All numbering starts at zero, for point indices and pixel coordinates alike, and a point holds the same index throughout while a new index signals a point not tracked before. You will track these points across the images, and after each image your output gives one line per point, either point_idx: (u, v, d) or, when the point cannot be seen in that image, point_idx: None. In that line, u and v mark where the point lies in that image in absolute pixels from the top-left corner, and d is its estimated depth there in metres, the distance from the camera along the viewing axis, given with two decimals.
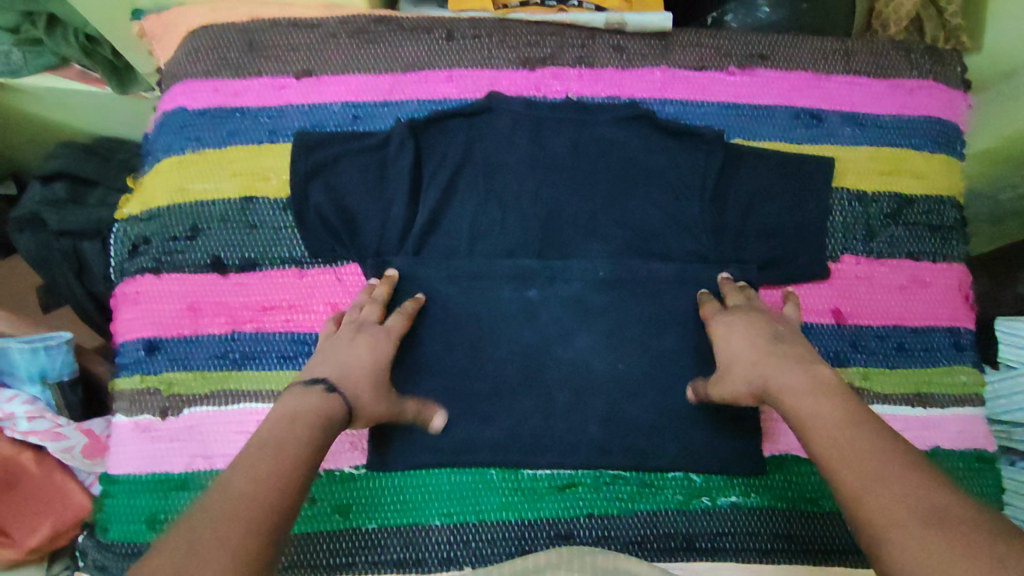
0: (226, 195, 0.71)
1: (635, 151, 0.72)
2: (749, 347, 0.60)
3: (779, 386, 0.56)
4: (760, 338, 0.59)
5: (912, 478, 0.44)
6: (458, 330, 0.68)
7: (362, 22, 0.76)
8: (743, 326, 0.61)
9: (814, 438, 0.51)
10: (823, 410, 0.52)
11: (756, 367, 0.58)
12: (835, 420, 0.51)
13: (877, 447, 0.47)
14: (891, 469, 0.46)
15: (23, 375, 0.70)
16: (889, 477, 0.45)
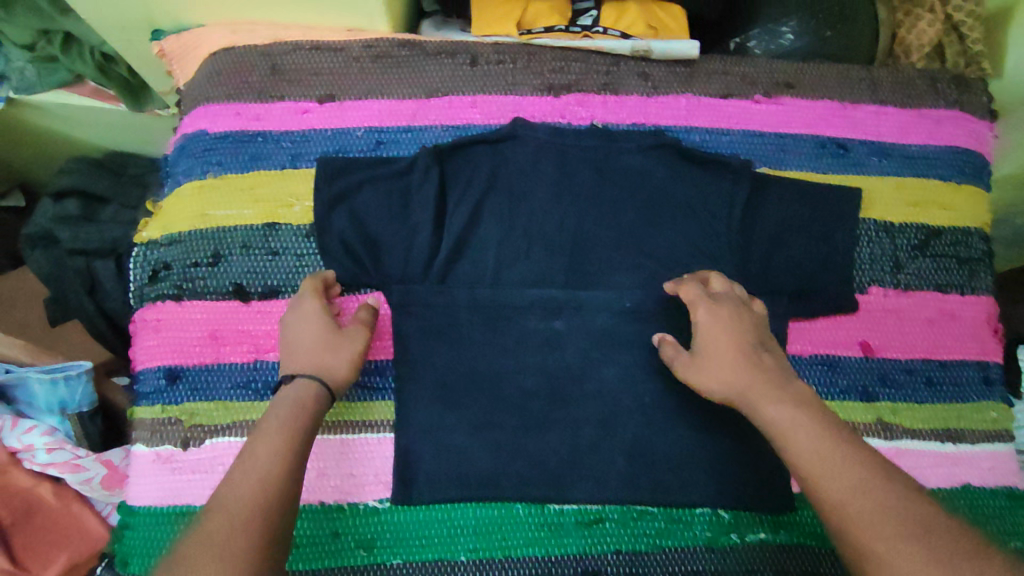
0: (248, 221, 0.70)
1: (660, 180, 0.72)
2: (710, 354, 0.60)
3: (761, 399, 0.57)
4: (727, 343, 0.60)
5: (857, 479, 0.50)
6: (483, 361, 0.67)
7: (385, 46, 0.75)
8: (726, 320, 0.61)
9: (794, 447, 0.53)
10: (802, 422, 0.54)
11: (722, 379, 0.59)
12: (813, 434, 0.53)
13: (835, 453, 0.52)
14: (841, 473, 0.50)
15: (43, 406, 0.75)
16: (846, 483, 0.50)
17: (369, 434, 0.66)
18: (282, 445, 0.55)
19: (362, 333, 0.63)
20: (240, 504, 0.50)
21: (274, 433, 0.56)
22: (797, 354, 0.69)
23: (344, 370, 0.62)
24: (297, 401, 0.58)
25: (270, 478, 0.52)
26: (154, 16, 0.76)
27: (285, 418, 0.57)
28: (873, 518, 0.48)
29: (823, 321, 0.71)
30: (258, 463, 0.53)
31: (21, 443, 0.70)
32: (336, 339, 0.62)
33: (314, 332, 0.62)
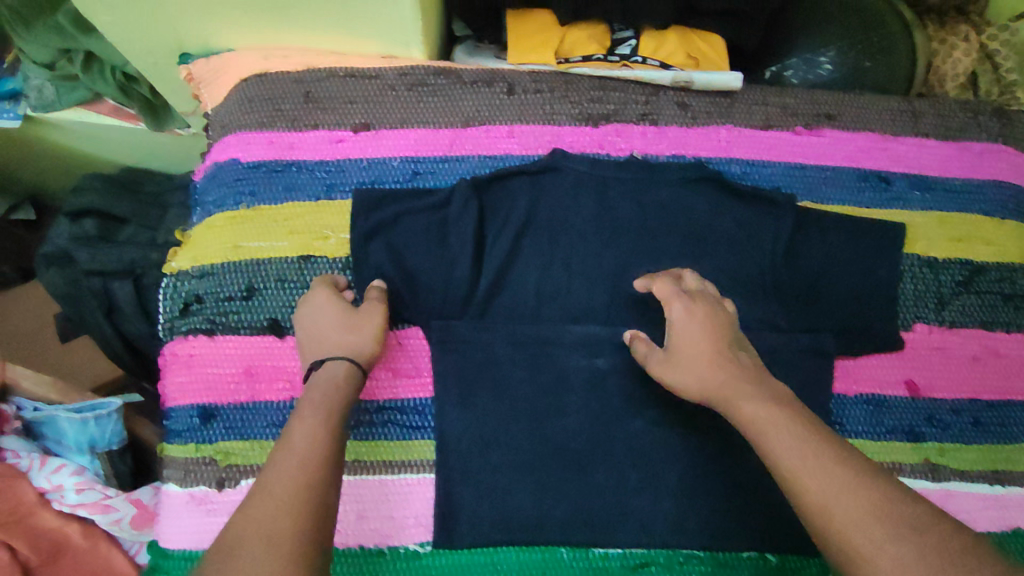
0: (283, 253, 0.68)
1: (701, 213, 0.71)
2: (682, 351, 0.60)
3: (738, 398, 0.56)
4: (700, 338, 0.59)
5: (842, 477, 0.49)
6: (525, 399, 0.66)
7: (421, 73, 0.73)
8: (699, 319, 0.60)
9: (775, 446, 0.52)
10: (784, 421, 0.53)
11: (694, 376, 0.59)
12: (798, 431, 0.52)
13: (817, 447, 0.51)
14: (822, 464, 0.50)
15: (72, 444, 0.72)
16: (822, 476, 0.49)
17: (408, 474, 0.65)
18: (320, 424, 0.54)
19: (378, 310, 0.63)
20: (286, 478, 0.51)
21: (310, 412, 0.55)
22: (843, 393, 0.70)
23: (367, 347, 0.61)
24: (332, 383, 0.58)
25: (310, 459, 0.52)
26: (182, 39, 0.74)
27: (319, 399, 0.56)
28: (849, 514, 0.47)
29: (869, 359, 0.70)
30: (294, 444, 0.53)
31: (49, 483, 0.68)
32: (354, 320, 0.62)
33: (331, 316, 0.62)
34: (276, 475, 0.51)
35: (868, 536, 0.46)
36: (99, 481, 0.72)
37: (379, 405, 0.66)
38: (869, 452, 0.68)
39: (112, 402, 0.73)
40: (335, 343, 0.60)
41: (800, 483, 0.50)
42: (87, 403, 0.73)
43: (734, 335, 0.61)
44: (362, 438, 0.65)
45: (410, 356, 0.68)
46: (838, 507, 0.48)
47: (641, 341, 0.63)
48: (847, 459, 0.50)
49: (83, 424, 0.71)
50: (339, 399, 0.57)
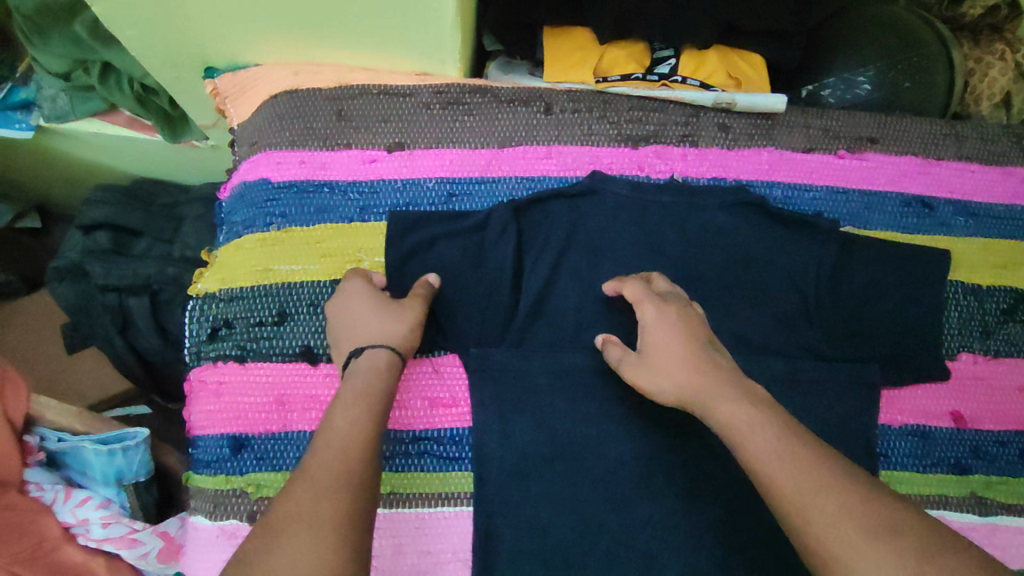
0: (315, 277, 0.66)
1: (743, 240, 0.69)
2: (655, 354, 0.58)
3: (710, 400, 0.54)
4: (673, 341, 0.58)
5: (812, 478, 0.48)
6: (566, 431, 0.64)
7: (456, 91, 0.72)
8: (669, 321, 0.59)
9: (751, 449, 0.51)
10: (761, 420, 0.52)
11: (666, 379, 0.57)
12: (774, 430, 0.51)
13: (790, 449, 0.49)
14: (792, 467, 0.48)
15: (98, 477, 0.69)
16: (784, 479, 0.48)
17: (446, 507, 0.64)
18: (364, 414, 0.53)
19: (419, 301, 0.61)
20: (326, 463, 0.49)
21: (354, 400, 0.53)
22: (888, 423, 0.69)
23: (410, 337, 0.59)
24: (376, 371, 0.56)
25: (355, 449, 0.50)
26: (208, 54, 0.72)
27: (361, 389, 0.54)
28: (813, 517, 0.46)
29: (917, 388, 0.69)
30: (335, 434, 0.51)
31: (74, 517, 0.65)
32: (396, 308, 0.60)
33: (374, 302, 0.60)
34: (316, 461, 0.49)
35: (842, 539, 0.45)
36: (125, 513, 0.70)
37: (415, 435, 0.65)
38: (913, 485, 0.67)
39: (139, 432, 0.70)
40: (378, 329, 0.58)
41: (773, 485, 0.48)
42: (114, 433, 0.70)
43: (708, 336, 0.59)
44: (398, 470, 0.64)
45: (446, 385, 0.66)
46: (814, 508, 0.46)
47: (612, 345, 0.61)
48: (821, 461, 0.49)
49: (110, 456, 0.69)
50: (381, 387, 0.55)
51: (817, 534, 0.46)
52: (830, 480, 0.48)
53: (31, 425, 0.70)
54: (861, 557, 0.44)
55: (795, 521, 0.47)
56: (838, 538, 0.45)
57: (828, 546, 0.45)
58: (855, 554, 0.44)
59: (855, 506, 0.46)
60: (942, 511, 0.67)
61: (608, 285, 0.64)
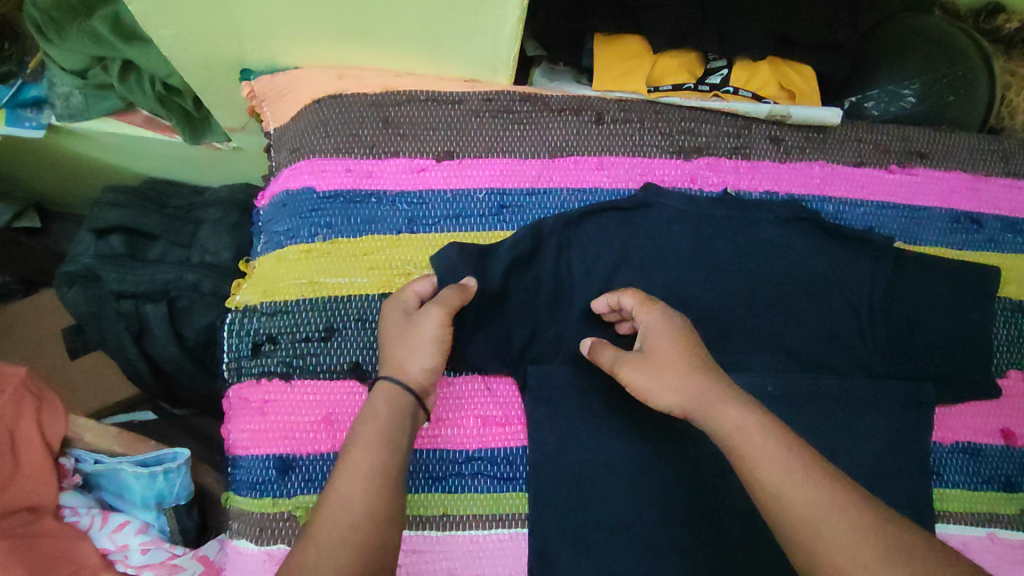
0: (364, 290, 0.64)
1: (798, 254, 0.68)
2: (655, 355, 0.54)
3: (714, 407, 0.50)
4: (675, 344, 0.54)
5: (823, 496, 0.45)
6: (622, 450, 0.62)
7: (507, 99, 0.70)
8: (668, 325, 0.55)
9: (760, 461, 0.47)
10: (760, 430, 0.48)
11: (664, 382, 0.53)
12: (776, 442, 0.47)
13: (795, 466, 0.46)
14: (784, 478, 0.46)
15: (137, 502, 0.68)
16: (779, 493, 0.45)
17: (501, 530, 0.62)
18: (376, 461, 0.51)
19: (435, 311, 0.57)
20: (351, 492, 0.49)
21: (362, 447, 0.51)
22: (940, 440, 0.68)
23: (424, 361, 0.57)
24: (388, 404, 0.54)
25: (371, 507, 0.48)
26: (246, 56, 0.68)
27: (376, 431, 0.52)
28: (808, 533, 0.44)
29: (966, 406, 0.69)
30: (340, 490, 0.49)
31: (113, 544, 0.64)
32: (411, 332, 0.57)
33: (395, 327, 0.58)
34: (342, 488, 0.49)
35: (854, 559, 0.42)
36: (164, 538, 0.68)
37: (468, 455, 0.63)
38: (964, 502, 0.67)
39: (178, 453, 0.68)
40: (390, 357, 0.57)
41: (777, 499, 0.45)
42: (151, 454, 0.69)
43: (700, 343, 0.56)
44: (451, 491, 0.63)
45: (499, 403, 0.65)
46: (823, 524, 0.44)
47: (603, 349, 0.58)
48: (814, 473, 0.46)
49: (150, 479, 0.67)
50: (390, 426, 0.53)
51: (818, 553, 0.43)
52: (832, 492, 0.45)
53: (67, 446, 0.68)
54: (855, 564, 0.42)
55: (792, 536, 0.44)
56: (841, 555, 0.43)
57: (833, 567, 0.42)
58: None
59: (862, 523, 0.44)
60: (992, 528, 0.67)
61: (600, 299, 0.61)
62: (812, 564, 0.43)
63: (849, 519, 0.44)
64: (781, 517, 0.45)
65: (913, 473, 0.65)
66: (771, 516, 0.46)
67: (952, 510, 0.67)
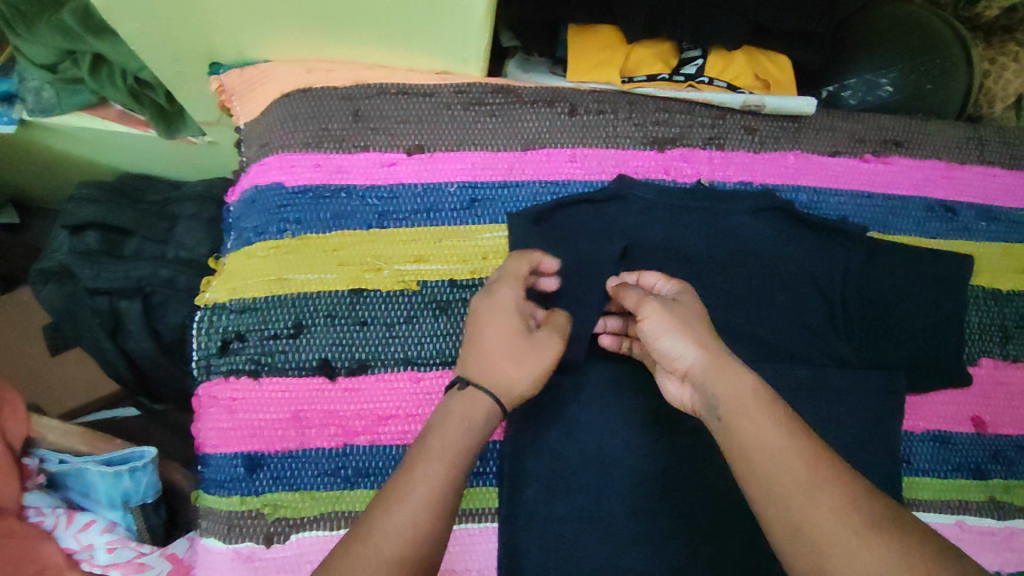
0: (333, 286, 0.63)
1: (771, 243, 0.68)
2: (687, 308, 0.54)
3: (718, 371, 0.49)
4: (698, 308, 0.55)
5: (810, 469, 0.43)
6: (593, 441, 0.62)
7: (479, 92, 0.69)
8: (697, 299, 0.56)
9: (758, 426, 0.46)
10: (754, 398, 0.47)
11: (687, 330, 0.51)
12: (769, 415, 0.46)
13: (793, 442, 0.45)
14: (780, 443, 0.45)
15: (103, 500, 0.67)
16: (775, 455, 0.44)
17: (470, 523, 0.62)
18: (449, 462, 0.48)
19: (552, 345, 0.55)
20: (427, 482, 0.47)
21: (438, 456, 0.49)
22: (912, 429, 0.68)
23: (522, 387, 0.54)
24: (481, 416, 0.52)
25: (438, 503, 0.47)
26: (215, 49, 0.67)
27: (457, 433, 0.50)
28: (801, 503, 0.42)
29: (938, 394, 0.69)
30: (410, 497, 0.46)
31: (78, 543, 0.63)
32: (523, 351, 0.54)
33: (503, 330, 0.55)
34: (418, 472, 0.48)
35: (834, 527, 0.41)
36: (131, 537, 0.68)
37: None
38: (934, 490, 0.67)
39: (146, 451, 0.69)
40: (494, 364, 0.53)
41: (767, 476, 0.44)
42: (118, 454, 0.68)
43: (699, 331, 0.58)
44: None
45: None
46: (818, 494, 0.42)
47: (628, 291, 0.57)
48: (814, 452, 0.44)
49: (116, 478, 0.67)
50: (467, 442, 0.50)
51: (806, 518, 0.42)
52: (827, 469, 0.43)
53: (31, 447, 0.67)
54: (842, 528, 0.41)
55: (782, 501, 0.43)
56: (825, 531, 0.41)
57: (816, 541, 0.41)
58: (846, 561, 0.40)
59: (845, 499, 0.42)
60: (962, 516, 0.67)
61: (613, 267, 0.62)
62: (800, 532, 0.42)
63: (836, 493, 0.42)
64: (766, 494, 0.44)
65: (886, 462, 0.64)
66: (757, 478, 0.45)
67: (923, 499, 0.67)
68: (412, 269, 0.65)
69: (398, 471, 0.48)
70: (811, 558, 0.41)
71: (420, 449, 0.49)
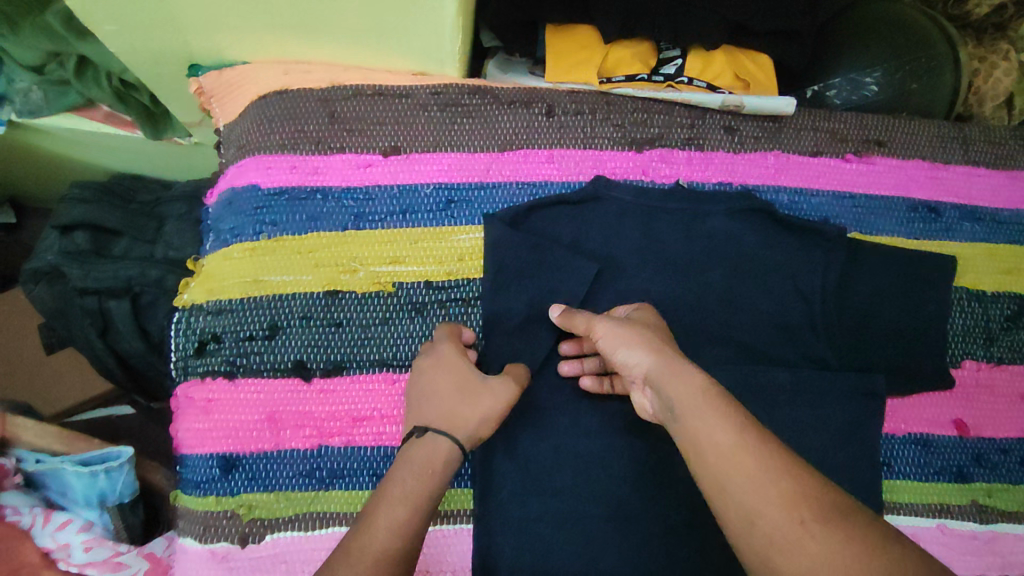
0: (309, 288, 0.64)
1: (750, 244, 0.67)
2: (638, 321, 0.54)
3: (668, 372, 0.48)
4: (651, 321, 0.55)
5: (757, 465, 0.42)
6: (567, 443, 0.62)
7: (456, 93, 0.69)
8: (652, 314, 0.56)
9: (708, 423, 0.45)
10: (699, 393, 0.46)
11: (636, 339, 0.51)
12: (716, 409, 0.45)
13: (737, 438, 0.44)
14: (729, 441, 0.44)
15: (79, 500, 0.68)
16: (724, 452, 0.43)
17: (446, 525, 0.62)
18: (408, 503, 0.49)
19: (505, 385, 0.56)
20: (387, 524, 0.47)
21: (399, 499, 0.49)
22: (892, 431, 0.68)
23: (482, 427, 0.53)
24: (442, 461, 0.51)
25: (397, 543, 0.47)
26: (193, 52, 0.67)
27: (418, 474, 0.50)
28: (754, 497, 0.41)
29: (919, 397, 0.68)
30: (367, 540, 0.47)
31: (53, 542, 0.65)
32: (476, 394, 0.54)
33: (450, 378, 0.55)
34: (378, 514, 0.48)
35: (775, 524, 0.40)
36: (109, 536, 0.70)
37: None
38: (915, 493, 0.67)
39: (123, 452, 0.70)
40: (449, 408, 0.53)
41: (716, 472, 0.43)
42: (93, 454, 0.70)
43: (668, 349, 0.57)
44: None
45: None
46: (765, 488, 0.41)
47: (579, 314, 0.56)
48: (766, 448, 0.43)
49: (92, 478, 0.68)
50: (429, 486, 0.50)
51: (758, 513, 0.41)
52: (775, 462, 0.43)
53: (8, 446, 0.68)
54: (790, 519, 0.40)
55: (737, 496, 0.42)
56: (776, 524, 0.40)
57: (768, 535, 0.40)
58: (795, 552, 0.39)
59: (798, 488, 0.41)
60: (943, 519, 0.66)
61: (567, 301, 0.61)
62: (752, 527, 0.41)
63: (789, 481, 0.42)
64: (717, 492, 0.43)
65: (864, 465, 0.64)
66: (711, 475, 0.44)
67: (903, 502, 0.66)
68: (387, 271, 0.65)
69: (359, 515, 0.49)
70: (763, 553, 0.40)
71: (380, 493, 0.50)
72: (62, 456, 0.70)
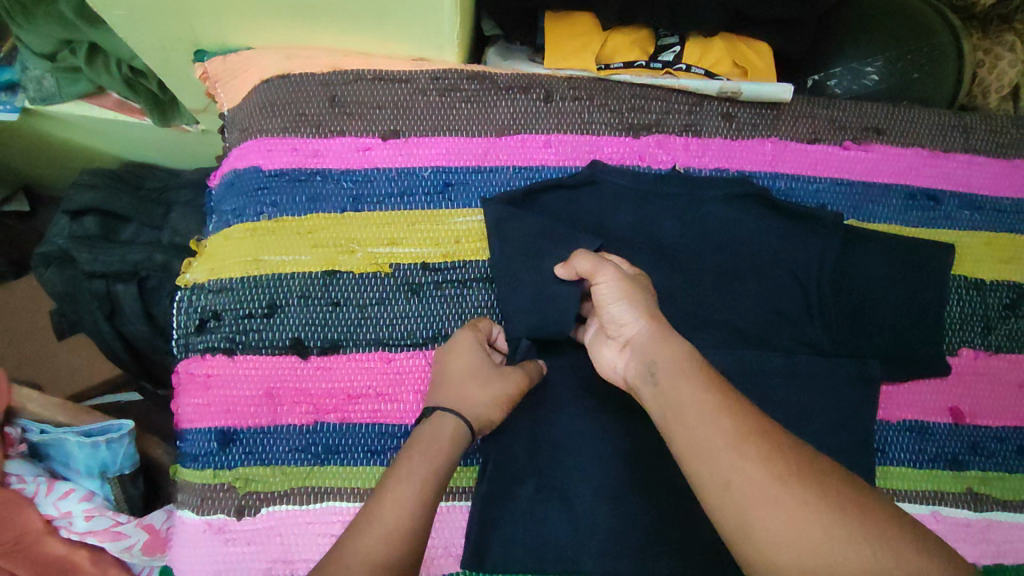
0: (308, 267, 0.65)
1: (745, 230, 0.68)
2: (638, 281, 0.55)
3: (663, 338, 0.49)
4: (649, 285, 0.56)
5: (737, 424, 0.43)
6: (561, 423, 0.62)
7: (454, 78, 0.70)
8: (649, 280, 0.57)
9: (689, 386, 0.45)
10: (679, 360, 0.47)
11: (635, 299, 0.52)
12: (695, 374, 0.46)
13: (716, 400, 0.44)
14: (708, 401, 0.44)
15: (81, 469, 0.71)
16: (704, 412, 0.44)
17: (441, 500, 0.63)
18: (418, 477, 0.50)
19: (515, 380, 0.57)
20: (398, 497, 0.49)
21: (408, 473, 0.50)
22: (887, 418, 0.67)
23: (488, 414, 0.55)
24: (452, 435, 0.53)
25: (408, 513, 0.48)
26: (198, 36, 0.68)
27: (426, 451, 0.52)
28: (728, 455, 0.41)
29: (914, 384, 0.68)
30: (381, 513, 0.48)
31: (57, 510, 0.66)
32: (484, 380, 0.56)
33: (467, 363, 0.57)
34: (388, 489, 0.49)
35: (750, 479, 0.40)
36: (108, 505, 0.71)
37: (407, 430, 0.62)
38: (909, 479, 0.66)
39: (124, 424, 0.72)
40: (458, 392, 0.55)
41: (695, 430, 0.43)
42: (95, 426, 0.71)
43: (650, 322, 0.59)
44: None
45: None
46: (743, 445, 0.42)
47: (582, 256, 0.56)
48: (741, 409, 0.44)
49: (93, 448, 0.70)
50: (437, 460, 0.51)
51: (735, 470, 0.41)
52: (752, 424, 0.43)
53: (12, 417, 0.70)
54: (764, 475, 0.40)
55: (710, 456, 0.42)
56: (750, 480, 0.40)
57: (741, 492, 0.40)
58: (766, 509, 0.39)
59: (769, 447, 0.42)
60: (937, 506, 0.66)
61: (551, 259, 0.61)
62: (726, 484, 0.41)
63: (760, 442, 0.42)
64: (694, 449, 0.43)
65: (858, 450, 0.64)
66: (689, 436, 0.43)
67: (897, 488, 0.66)
68: (385, 252, 0.66)
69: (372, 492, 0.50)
70: (737, 511, 0.40)
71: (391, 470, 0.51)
72: (67, 427, 0.71)
